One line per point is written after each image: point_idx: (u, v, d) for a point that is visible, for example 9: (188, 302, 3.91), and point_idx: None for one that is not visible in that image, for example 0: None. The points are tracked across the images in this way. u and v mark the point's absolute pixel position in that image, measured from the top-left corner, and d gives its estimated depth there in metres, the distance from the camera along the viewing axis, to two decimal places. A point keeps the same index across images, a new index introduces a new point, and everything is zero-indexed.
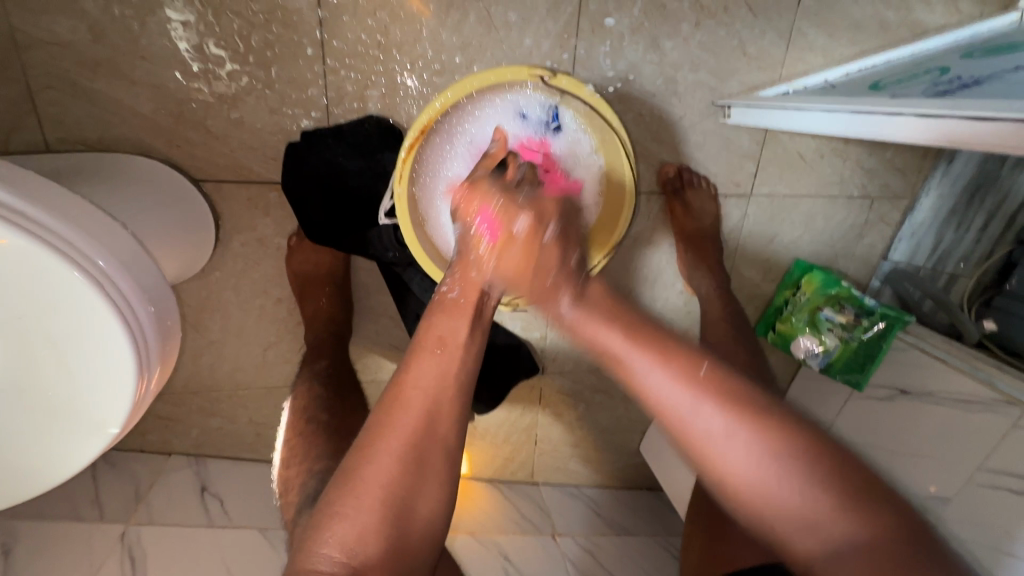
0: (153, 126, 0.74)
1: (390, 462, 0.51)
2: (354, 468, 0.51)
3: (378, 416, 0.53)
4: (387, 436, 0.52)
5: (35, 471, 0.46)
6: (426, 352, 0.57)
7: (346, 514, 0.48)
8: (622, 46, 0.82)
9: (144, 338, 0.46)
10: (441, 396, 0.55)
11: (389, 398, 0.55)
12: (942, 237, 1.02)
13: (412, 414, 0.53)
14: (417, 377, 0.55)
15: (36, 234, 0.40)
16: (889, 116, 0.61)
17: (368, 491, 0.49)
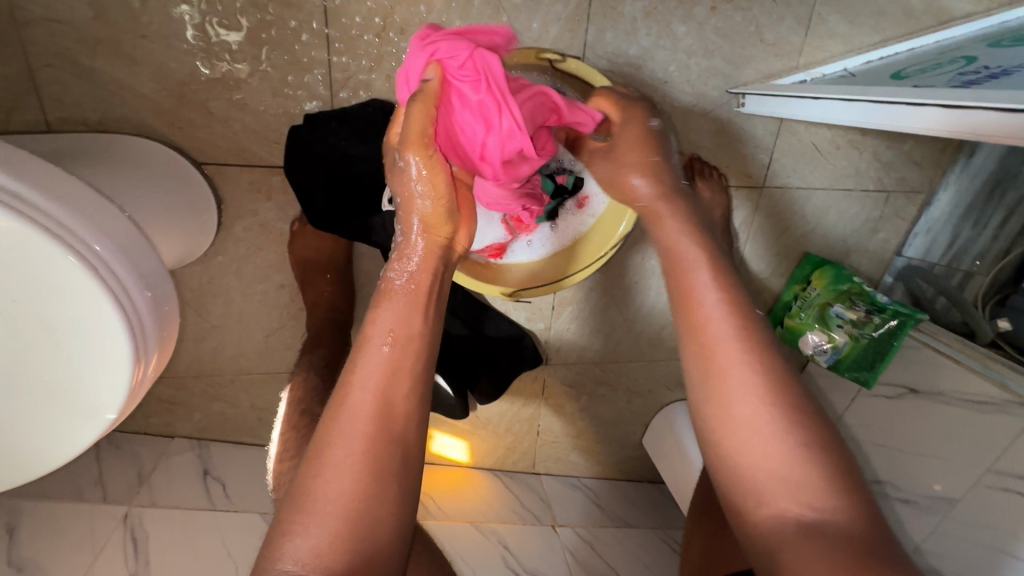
0: (154, 107, 0.73)
1: (342, 468, 0.46)
2: (305, 484, 0.47)
3: (326, 425, 0.49)
4: (337, 440, 0.48)
5: (30, 457, 0.46)
6: (366, 351, 0.52)
7: (302, 533, 0.44)
8: (634, 31, 0.80)
9: (142, 323, 0.45)
10: (390, 388, 0.50)
11: (334, 402, 0.50)
12: (960, 234, 1.00)
13: (361, 416, 0.49)
14: (361, 379, 0.50)
15: (30, 216, 0.39)
16: (911, 107, 0.59)
17: (327, 503, 0.45)
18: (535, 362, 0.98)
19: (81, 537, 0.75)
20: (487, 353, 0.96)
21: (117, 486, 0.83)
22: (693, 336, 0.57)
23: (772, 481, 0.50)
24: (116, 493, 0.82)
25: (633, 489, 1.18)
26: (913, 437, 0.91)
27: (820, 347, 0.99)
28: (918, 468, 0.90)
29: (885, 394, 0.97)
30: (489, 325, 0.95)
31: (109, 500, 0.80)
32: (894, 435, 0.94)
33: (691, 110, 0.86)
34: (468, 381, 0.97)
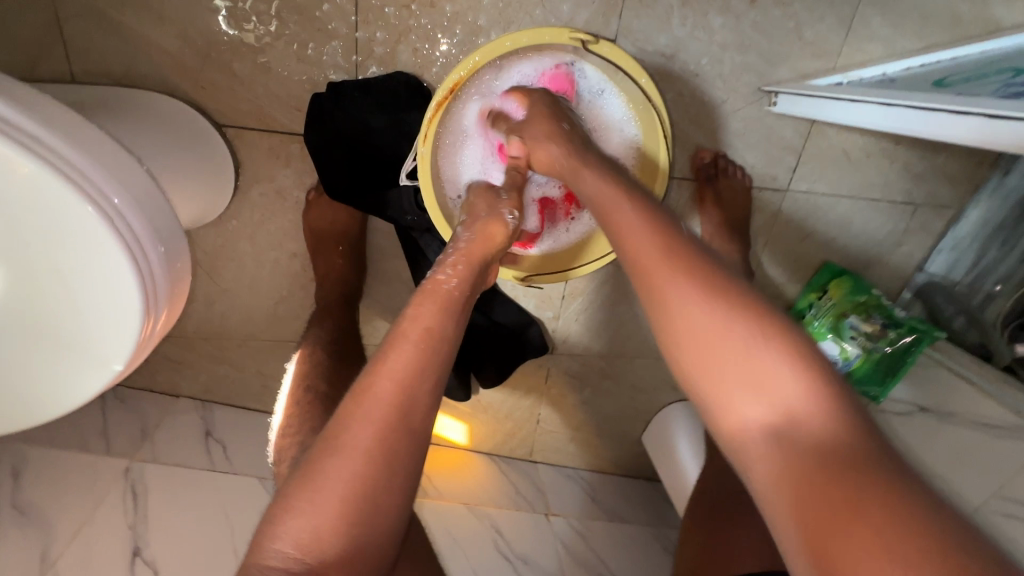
0: (178, 64, 0.72)
1: (355, 459, 0.46)
2: (316, 465, 0.46)
3: (345, 412, 0.48)
4: (355, 429, 0.47)
5: (34, 403, 0.46)
6: (398, 340, 0.51)
7: (300, 517, 0.44)
8: (668, 20, 0.78)
9: (154, 278, 0.44)
10: (416, 383, 0.50)
11: (358, 388, 0.49)
12: (987, 253, 0.96)
13: (383, 407, 0.48)
14: (388, 370, 0.49)
15: (51, 162, 0.38)
16: (951, 114, 0.57)
17: (331, 491, 0.45)
18: (540, 351, 0.97)
19: (83, 486, 0.75)
20: (493, 338, 0.96)
21: (120, 440, 0.83)
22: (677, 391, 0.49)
23: None
24: (119, 446, 0.82)
25: (629, 484, 1.17)
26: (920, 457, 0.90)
27: (831, 358, 0.97)
28: None
29: (895, 411, 0.94)
30: (498, 310, 0.95)
31: (112, 453, 0.80)
32: None
33: (721, 106, 0.84)
34: (472, 364, 0.98)
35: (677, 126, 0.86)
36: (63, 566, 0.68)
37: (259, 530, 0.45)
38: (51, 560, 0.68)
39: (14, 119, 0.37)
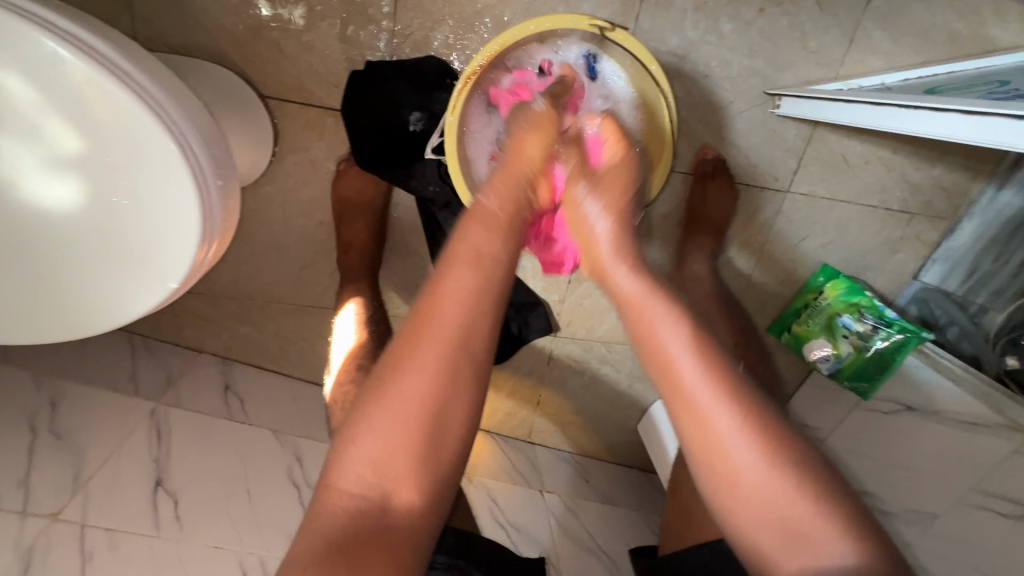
0: (231, 38, 0.79)
1: (419, 380, 0.49)
2: (378, 393, 0.49)
3: (398, 344, 0.51)
4: (415, 353, 0.50)
5: (94, 313, 0.51)
6: (455, 260, 0.54)
7: (369, 445, 0.48)
8: (682, 23, 0.84)
9: (212, 207, 0.49)
10: (475, 308, 0.52)
11: (404, 337, 0.51)
12: (980, 265, 1.01)
13: (441, 330, 0.50)
14: (437, 315, 0.51)
15: (137, 93, 0.44)
16: (933, 112, 0.62)
17: (399, 410, 0.48)
18: (544, 331, 1.03)
19: (113, 420, 0.80)
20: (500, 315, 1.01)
21: (147, 385, 0.89)
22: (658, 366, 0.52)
23: None
24: (146, 390, 0.87)
25: (621, 472, 1.21)
26: (905, 453, 0.93)
27: (823, 355, 1.01)
28: (909, 486, 0.91)
29: (882, 410, 0.97)
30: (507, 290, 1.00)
31: (139, 394, 0.86)
32: (888, 449, 0.95)
33: (728, 106, 0.90)
34: None
35: (685, 124, 0.92)
36: (93, 487, 0.72)
37: (328, 458, 0.49)
38: (83, 480, 0.72)
39: (113, 59, 0.44)
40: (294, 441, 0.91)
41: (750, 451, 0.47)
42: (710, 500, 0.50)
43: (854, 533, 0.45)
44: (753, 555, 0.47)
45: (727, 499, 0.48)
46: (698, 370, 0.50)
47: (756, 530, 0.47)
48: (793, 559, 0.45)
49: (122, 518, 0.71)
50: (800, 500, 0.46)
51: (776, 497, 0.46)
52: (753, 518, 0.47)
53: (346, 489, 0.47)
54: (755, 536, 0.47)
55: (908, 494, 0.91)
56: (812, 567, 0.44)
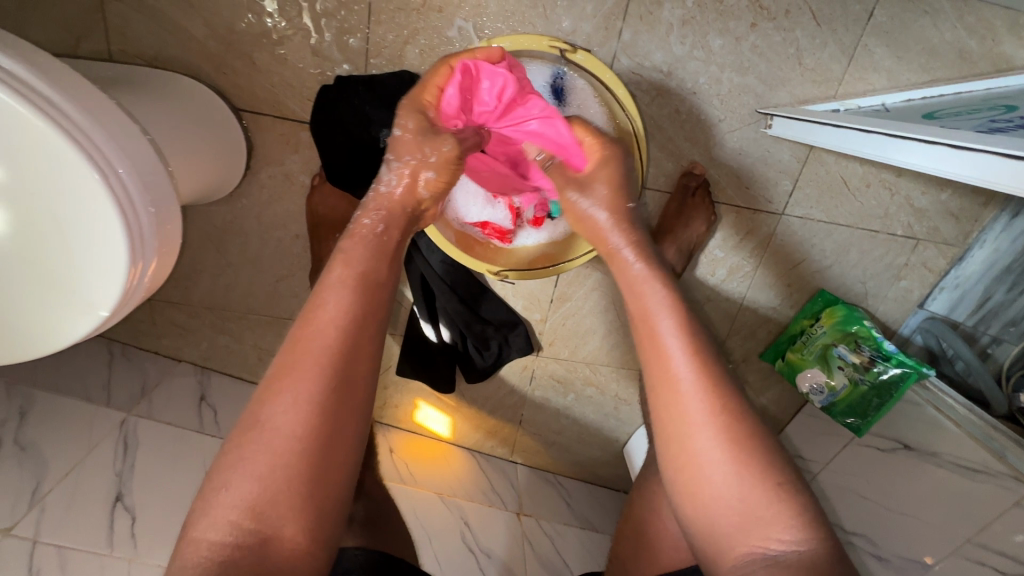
0: (204, 51, 0.78)
1: (296, 408, 0.48)
2: (256, 418, 0.48)
3: (277, 367, 0.50)
4: (291, 378, 0.49)
5: (32, 336, 0.53)
6: (329, 286, 0.54)
7: (238, 484, 0.46)
8: (668, 38, 0.80)
9: (142, 234, 0.52)
10: (351, 330, 0.52)
11: (278, 367, 0.50)
12: (992, 294, 0.92)
13: (314, 353, 0.50)
14: (313, 336, 0.51)
15: (69, 131, 0.46)
16: (926, 146, 0.57)
17: (274, 438, 0.47)
18: (524, 350, 0.99)
19: (80, 431, 0.80)
20: (478, 334, 0.96)
21: (120, 393, 0.88)
22: (651, 352, 0.56)
23: (709, 495, 0.49)
24: (118, 399, 0.87)
25: (604, 495, 1.18)
26: (898, 494, 0.87)
27: (817, 386, 0.95)
28: (900, 531, 0.85)
29: (877, 446, 0.92)
30: (486, 307, 0.96)
31: (111, 405, 0.85)
32: (878, 488, 0.90)
33: (717, 124, 0.86)
34: (459, 356, 1.01)
35: (672, 141, 0.88)
36: (50, 502, 0.73)
37: (196, 501, 0.47)
38: (40, 494, 0.73)
39: (56, 101, 0.46)
40: None
41: (720, 453, 0.49)
42: (672, 484, 0.53)
43: (806, 523, 0.47)
44: (706, 542, 0.50)
45: (685, 492, 0.51)
46: (689, 367, 0.53)
47: (714, 514, 0.49)
48: (744, 543, 0.47)
49: (76, 534, 0.72)
50: (752, 497, 0.48)
51: (730, 492, 0.48)
52: (706, 506, 0.50)
53: (208, 536, 0.45)
54: (708, 521, 0.50)
55: (904, 542, 0.84)
56: (760, 550, 0.46)
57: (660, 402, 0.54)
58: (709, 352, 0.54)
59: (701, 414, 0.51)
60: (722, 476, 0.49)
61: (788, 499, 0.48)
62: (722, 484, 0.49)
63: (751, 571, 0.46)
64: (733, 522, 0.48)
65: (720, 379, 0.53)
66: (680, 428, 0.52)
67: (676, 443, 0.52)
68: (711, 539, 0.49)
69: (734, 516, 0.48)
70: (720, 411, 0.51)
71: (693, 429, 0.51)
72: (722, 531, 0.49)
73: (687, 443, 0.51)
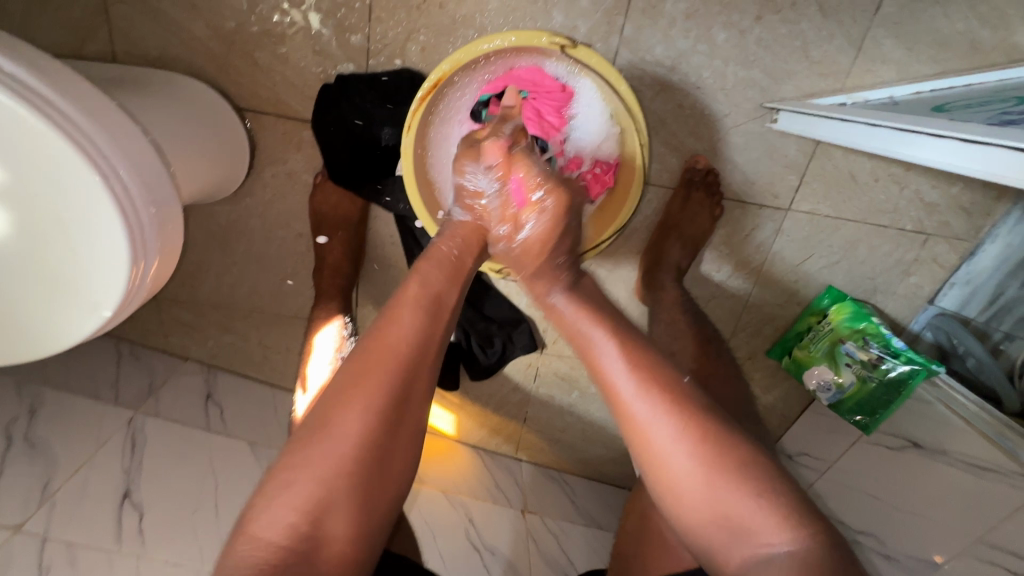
0: (207, 51, 0.78)
1: (361, 417, 0.50)
2: (325, 422, 0.50)
3: (351, 373, 0.52)
4: (361, 387, 0.51)
5: (37, 336, 0.54)
6: (405, 301, 0.57)
7: (293, 487, 0.47)
8: (671, 32, 0.79)
9: (143, 234, 0.52)
10: (422, 350, 0.55)
11: (349, 373, 0.52)
12: (1005, 290, 0.89)
13: (388, 367, 0.53)
14: (387, 348, 0.54)
15: (70, 133, 0.47)
16: (932, 139, 0.56)
17: (336, 443, 0.49)
18: (528, 348, 0.98)
19: (89, 429, 0.81)
20: (483, 332, 0.97)
21: (129, 392, 0.89)
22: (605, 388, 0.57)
23: None
24: (126, 398, 0.88)
25: (610, 492, 1.17)
26: (907, 494, 0.86)
27: (824, 384, 0.93)
28: (909, 530, 0.85)
29: (888, 445, 0.90)
30: (489, 305, 0.97)
31: (119, 403, 0.86)
32: (884, 489, 0.89)
33: (722, 119, 0.84)
34: (462, 355, 1.01)
35: (676, 136, 0.87)
36: (60, 498, 0.74)
37: (250, 501, 0.48)
38: (50, 491, 0.74)
39: (56, 102, 0.47)
40: (270, 454, 0.90)
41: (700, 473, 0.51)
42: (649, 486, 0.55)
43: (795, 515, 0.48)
44: (699, 548, 0.52)
45: (675, 506, 0.53)
46: (638, 396, 0.54)
47: (686, 512, 0.52)
48: (734, 549, 0.49)
49: (85, 531, 0.73)
50: (735, 503, 0.49)
51: (691, 491, 0.51)
52: (696, 518, 0.51)
53: (263, 536, 0.46)
54: (681, 516, 0.52)
55: (915, 542, 0.84)
56: (747, 539, 0.48)
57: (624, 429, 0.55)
58: (657, 366, 0.56)
59: (669, 438, 0.52)
60: (706, 491, 0.50)
61: (774, 494, 0.49)
62: (702, 498, 0.51)
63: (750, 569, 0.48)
64: (710, 517, 0.50)
65: (672, 387, 0.54)
66: (648, 450, 0.53)
67: (648, 462, 0.53)
68: (709, 549, 0.51)
69: (725, 519, 0.50)
70: (688, 430, 0.52)
71: (664, 449, 0.52)
72: (696, 527, 0.51)
73: (665, 468, 0.52)
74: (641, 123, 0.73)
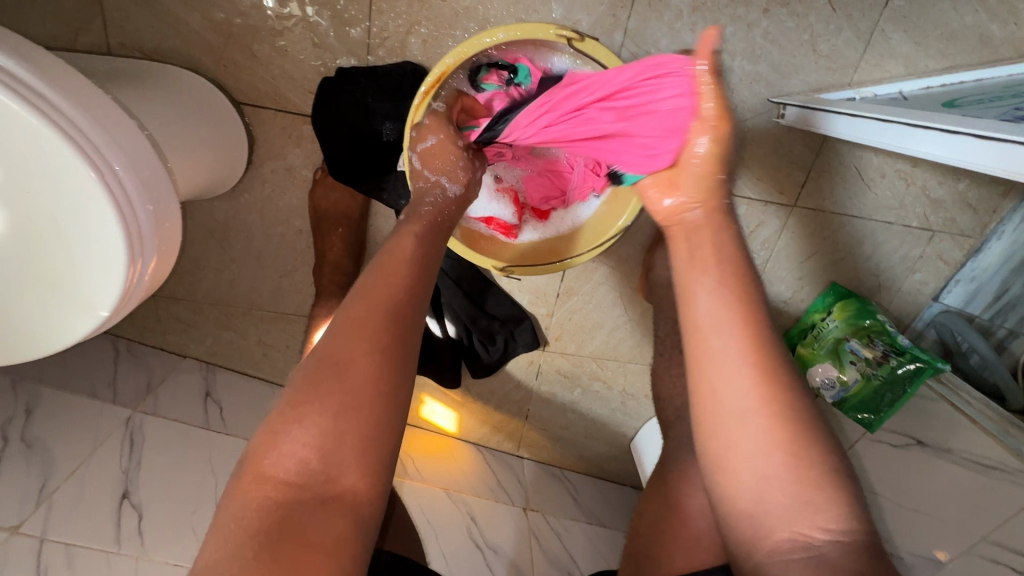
0: (204, 44, 0.77)
1: (364, 349, 0.47)
2: (326, 356, 0.47)
3: (347, 310, 0.50)
4: (359, 321, 0.49)
5: (30, 336, 0.53)
6: (390, 252, 0.56)
7: (300, 428, 0.44)
8: (676, 25, 0.78)
9: (139, 232, 0.51)
10: (415, 292, 0.53)
11: (348, 318, 0.49)
12: (1010, 287, 0.90)
13: (384, 301, 0.50)
14: (378, 287, 0.52)
15: (65, 129, 0.45)
16: (945, 134, 0.55)
17: (340, 379, 0.46)
18: (530, 345, 0.98)
19: (87, 428, 0.80)
20: (485, 329, 0.96)
21: (127, 390, 0.88)
22: (695, 323, 0.51)
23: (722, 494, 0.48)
24: (125, 396, 0.87)
25: (611, 489, 1.17)
26: (912, 490, 0.83)
27: (828, 381, 0.91)
28: (913, 526, 0.82)
29: (891, 442, 0.87)
30: (491, 302, 0.95)
31: (117, 402, 0.85)
32: (890, 485, 0.86)
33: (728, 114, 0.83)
34: (464, 352, 1.00)
35: None
36: (57, 499, 0.73)
37: (251, 450, 0.44)
38: (48, 491, 0.73)
39: (49, 96, 0.45)
40: None
41: (765, 447, 0.46)
42: (717, 464, 0.48)
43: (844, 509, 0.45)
44: (747, 529, 0.47)
45: (723, 478, 0.48)
46: (737, 337, 0.49)
47: (763, 497, 0.46)
48: (788, 528, 0.45)
49: (83, 532, 0.72)
50: (803, 479, 0.45)
51: (782, 473, 0.46)
52: (753, 492, 0.47)
53: (274, 475, 0.43)
54: (751, 500, 0.47)
55: (919, 538, 0.81)
56: (803, 538, 0.44)
57: (708, 369, 0.50)
58: (768, 335, 0.50)
59: (753, 390, 0.47)
60: (773, 466, 0.46)
61: (833, 483, 0.45)
62: (769, 469, 0.46)
63: (794, 562, 0.44)
64: (779, 504, 0.45)
65: (775, 356, 0.49)
66: (730, 400, 0.48)
67: (724, 410, 0.48)
68: (764, 532, 0.46)
69: (783, 500, 0.45)
70: (773, 387, 0.48)
71: (747, 399, 0.47)
72: (770, 513, 0.46)
73: (743, 429, 0.47)
74: None
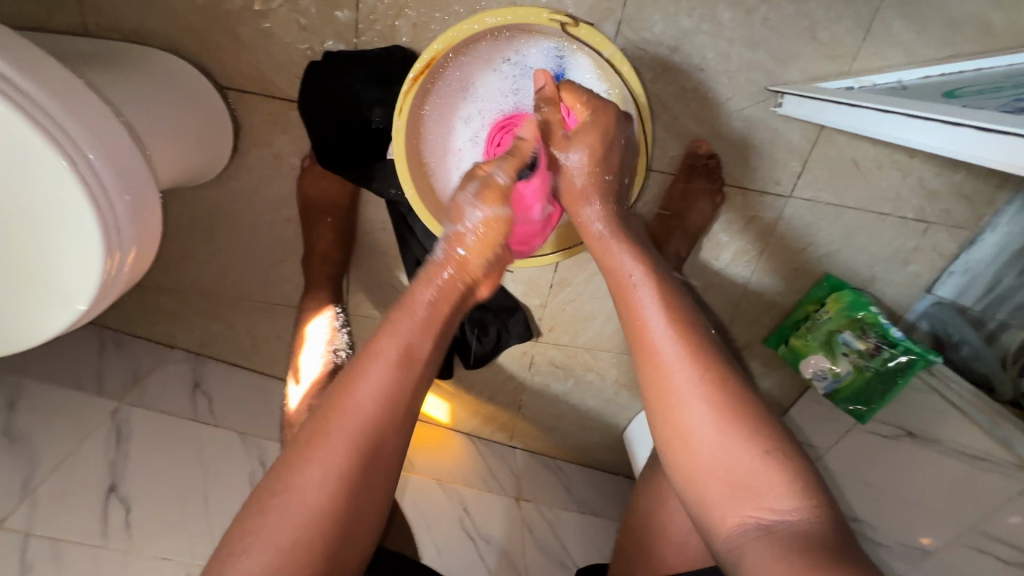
0: (185, 25, 0.74)
1: (328, 471, 0.48)
2: (293, 472, 0.48)
3: (324, 419, 0.50)
4: (324, 443, 0.49)
5: (7, 331, 0.52)
6: (375, 352, 0.53)
7: (250, 556, 0.45)
8: (673, 11, 0.76)
9: (117, 223, 0.49)
10: (397, 395, 0.52)
11: (311, 429, 0.50)
12: (1002, 278, 0.87)
13: (348, 423, 0.50)
14: (358, 389, 0.51)
15: (37, 119, 0.44)
16: (945, 127, 0.54)
17: (299, 507, 0.47)
18: (523, 337, 0.97)
19: (72, 421, 0.78)
20: (477, 320, 0.95)
21: (113, 381, 0.87)
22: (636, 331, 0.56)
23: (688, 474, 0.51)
24: (111, 388, 0.85)
25: (604, 479, 1.17)
26: (896, 480, 0.86)
27: (821, 372, 0.92)
28: (896, 517, 0.85)
29: (881, 433, 0.89)
30: None
31: (104, 394, 0.84)
32: (878, 476, 0.88)
33: (725, 103, 0.82)
34: (456, 343, 0.99)
35: (677, 120, 0.84)
36: (42, 493, 0.72)
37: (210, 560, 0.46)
38: (32, 485, 0.72)
39: (19, 82, 0.43)
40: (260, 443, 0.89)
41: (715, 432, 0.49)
42: (676, 483, 0.52)
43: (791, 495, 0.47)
44: (701, 513, 0.50)
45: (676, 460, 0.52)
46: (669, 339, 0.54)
47: (706, 482, 0.50)
48: (736, 513, 0.48)
49: (69, 526, 0.71)
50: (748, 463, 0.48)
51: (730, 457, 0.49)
52: (698, 474, 0.50)
53: None
54: (704, 498, 0.50)
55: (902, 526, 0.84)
56: (753, 519, 0.47)
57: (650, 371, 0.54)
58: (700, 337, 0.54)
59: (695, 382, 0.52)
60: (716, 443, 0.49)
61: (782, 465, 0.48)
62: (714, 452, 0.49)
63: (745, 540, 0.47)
64: (722, 493, 0.49)
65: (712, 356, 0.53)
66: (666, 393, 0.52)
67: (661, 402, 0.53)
68: (714, 516, 0.49)
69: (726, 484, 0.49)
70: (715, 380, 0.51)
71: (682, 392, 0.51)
72: (716, 500, 0.49)
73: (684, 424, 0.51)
74: (643, 103, 0.70)
